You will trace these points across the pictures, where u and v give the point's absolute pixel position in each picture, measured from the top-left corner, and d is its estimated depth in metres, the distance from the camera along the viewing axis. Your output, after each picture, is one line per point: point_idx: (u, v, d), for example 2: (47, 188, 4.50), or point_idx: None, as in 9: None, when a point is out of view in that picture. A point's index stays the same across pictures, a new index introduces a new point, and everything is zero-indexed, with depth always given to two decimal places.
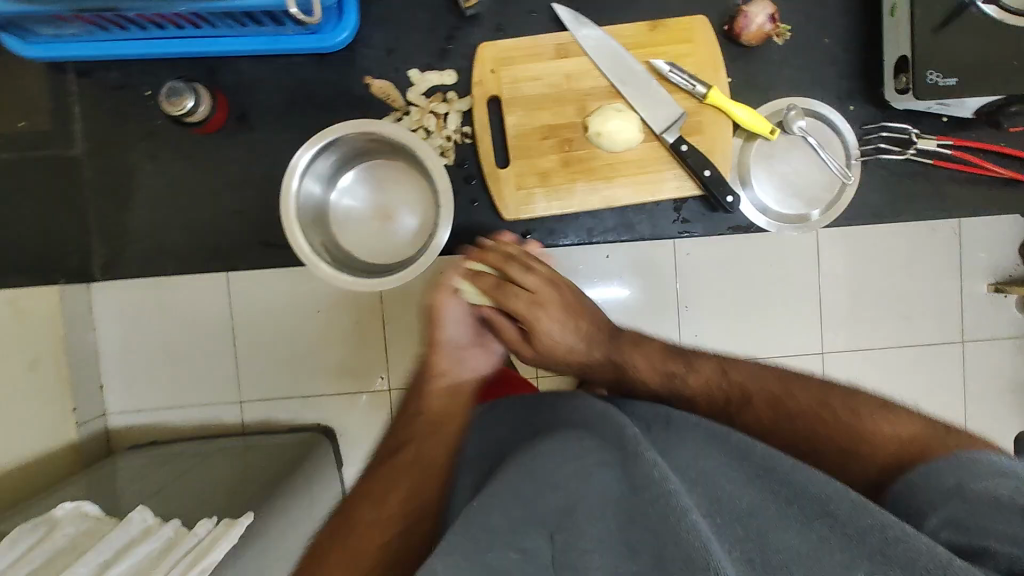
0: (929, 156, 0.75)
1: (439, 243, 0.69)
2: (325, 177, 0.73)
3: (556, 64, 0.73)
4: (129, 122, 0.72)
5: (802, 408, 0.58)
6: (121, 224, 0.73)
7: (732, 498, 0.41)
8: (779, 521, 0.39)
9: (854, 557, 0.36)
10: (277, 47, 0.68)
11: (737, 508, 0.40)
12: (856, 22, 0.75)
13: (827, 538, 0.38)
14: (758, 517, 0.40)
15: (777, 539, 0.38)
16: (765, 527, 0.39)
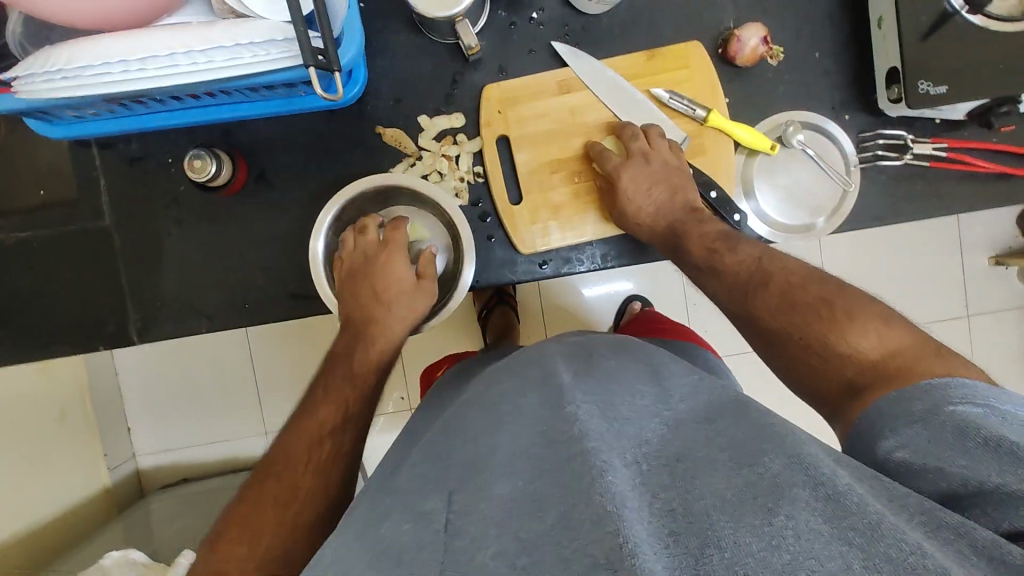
0: (926, 159, 0.78)
1: (462, 287, 0.72)
2: (346, 228, 0.76)
3: (560, 100, 0.75)
4: (152, 190, 0.75)
5: (804, 318, 0.62)
6: (151, 288, 0.76)
7: (681, 494, 0.41)
8: (722, 503, 0.40)
9: (772, 536, 0.37)
10: (291, 107, 0.70)
11: (680, 499, 0.41)
12: (845, 34, 0.77)
13: (762, 525, 0.37)
14: (706, 505, 0.40)
15: (720, 529, 0.38)
16: (712, 521, 0.38)
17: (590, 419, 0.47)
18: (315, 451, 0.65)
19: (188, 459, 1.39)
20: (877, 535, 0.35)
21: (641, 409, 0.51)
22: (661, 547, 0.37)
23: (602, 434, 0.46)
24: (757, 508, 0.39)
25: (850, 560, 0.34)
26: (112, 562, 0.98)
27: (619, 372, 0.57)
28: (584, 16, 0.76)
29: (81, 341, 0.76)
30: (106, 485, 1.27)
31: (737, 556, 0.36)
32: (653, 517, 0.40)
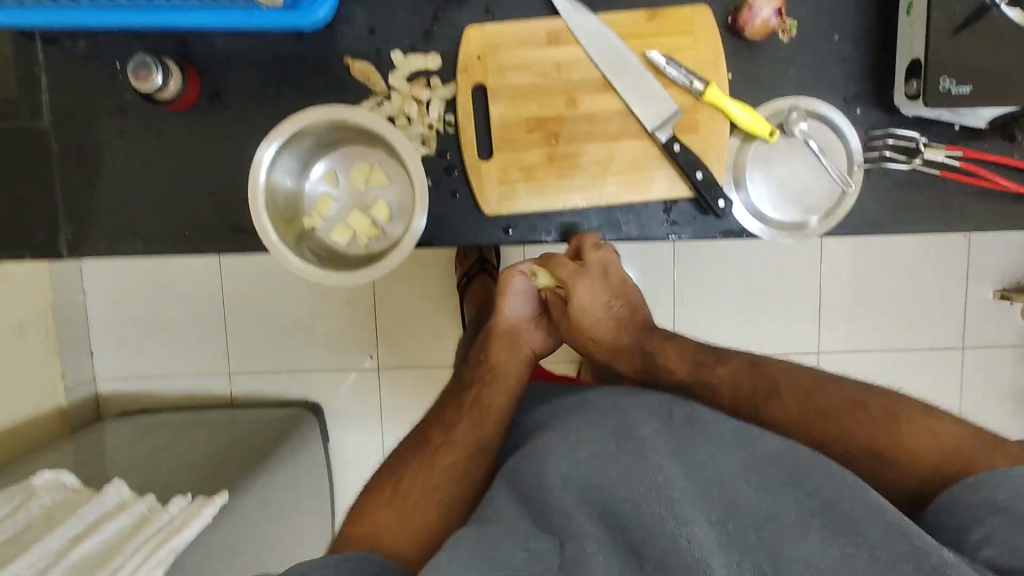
0: (936, 167, 0.71)
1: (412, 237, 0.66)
2: (297, 165, 0.70)
3: (546, 53, 0.69)
4: (97, 95, 0.69)
5: (846, 428, 0.57)
6: (87, 201, 0.71)
7: (775, 554, 0.46)
8: (817, 563, 0.44)
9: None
10: (244, 23, 0.63)
11: (771, 561, 0.45)
12: (869, 18, 0.70)
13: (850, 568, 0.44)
14: (801, 567, 0.44)
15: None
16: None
17: (669, 479, 0.50)
18: (433, 467, 0.63)
19: (148, 391, 1.34)
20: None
21: (719, 445, 0.53)
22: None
23: (681, 491, 0.49)
24: (851, 567, 0.44)
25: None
26: (41, 484, 0.95)
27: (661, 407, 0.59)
28: None
29: (10, 247, 0.71)
30: (61, 405, 1.25)
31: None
32: (752, 575, 0.45)
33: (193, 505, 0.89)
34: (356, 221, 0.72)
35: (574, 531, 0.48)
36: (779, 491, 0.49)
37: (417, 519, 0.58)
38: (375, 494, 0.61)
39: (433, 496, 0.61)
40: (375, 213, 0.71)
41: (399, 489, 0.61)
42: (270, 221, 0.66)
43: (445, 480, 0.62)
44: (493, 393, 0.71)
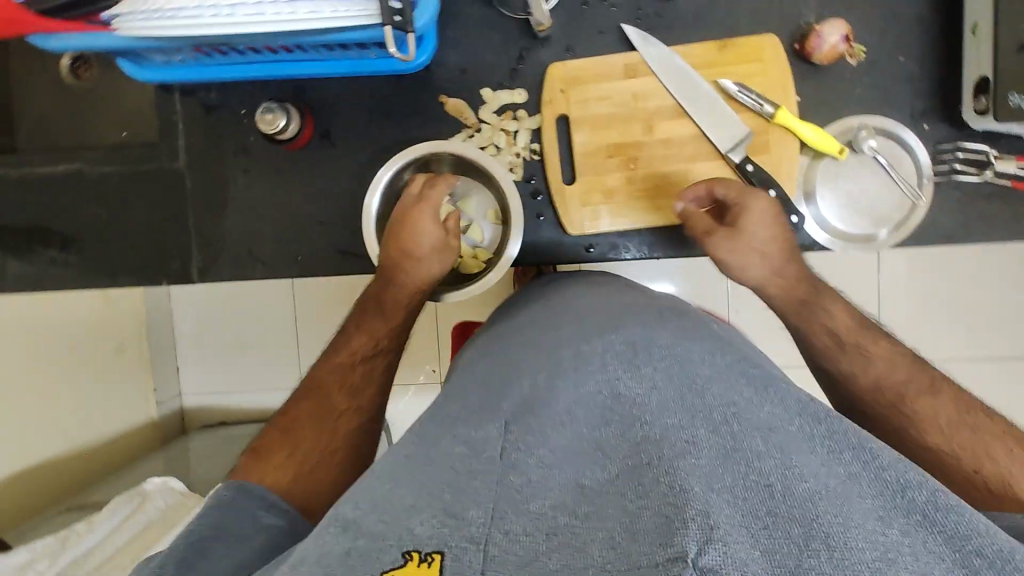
0: (1008, 178, 0.73)
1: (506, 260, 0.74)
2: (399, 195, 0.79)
3: (624, 84, 0.75)
4: (225, 137, 0.79)
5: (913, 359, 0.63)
6: (214, 231, 0.80)
7: (788, 471, 0.39)
8: (825, 491, 0.37)
9: (888, 548, 0.35)
10: (360, 70, 0.72)
11: (780, 475, 0.38)
12: (934, 39, 0.73)
13: (878, 534, 0.36)
14: (811, 489, 0.37)
15: (830, 525, 0.35)
16: (817, 511, 0.36)
17: (655, 393, 0.46)
18: (331, 415, 0.66)
19: (229, 405, 1.46)
20: (980, 562, 0.35)
21: (716, 367, 0.50)
22: (757, 527, 0.35)
23: (668, 403, 0.44)
24: (868, 513, 0.37)
25: None
26: (152, 488, 1.03)
27: (649, 327, 0.56)
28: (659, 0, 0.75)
29: (147, 273, 0.81)
30: (152, 417, 1.38)
31: (848, 559, 0.33)
32: (743, 493, 0.37)
33: None
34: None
35: (542, 435, 0.45)
36: (784, 419, 0.44)
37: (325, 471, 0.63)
38: (268, 452, 0.63)
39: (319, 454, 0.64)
40: (472, 236, 0.80)
41: (290, 445, 0.63)
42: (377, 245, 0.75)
43: (339, 434, 0.66)
44: (355, 372, 0.69)
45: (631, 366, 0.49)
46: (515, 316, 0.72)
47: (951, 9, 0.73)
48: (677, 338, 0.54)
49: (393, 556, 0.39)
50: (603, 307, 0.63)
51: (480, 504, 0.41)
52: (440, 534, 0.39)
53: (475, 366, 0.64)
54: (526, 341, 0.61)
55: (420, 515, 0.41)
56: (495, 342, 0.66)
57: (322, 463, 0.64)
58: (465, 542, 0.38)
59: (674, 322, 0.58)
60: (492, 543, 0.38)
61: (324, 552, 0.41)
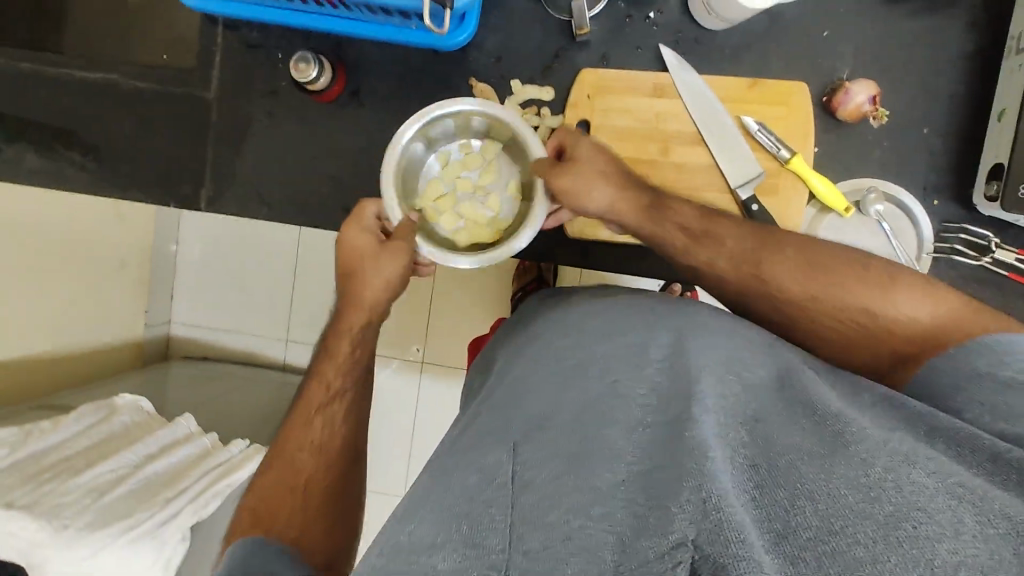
0: (1005, 268, 0.74)
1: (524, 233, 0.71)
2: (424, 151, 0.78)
3: (650, 102, 0.76)
4: (257, 78, 0.81)
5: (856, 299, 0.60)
6: (228, 166, 0.82)
7: (768, 450, 0.42)
8: (810, 455, 0.41)
9: (871, 487, 0.38)
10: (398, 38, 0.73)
11: (763, 454, 0.42)
12: (960, 118, 0.74)
13: (860, 477, 0.39)
14: (793, 459, 0.41)
15: (815, 484, 0.39)
16: (803, 475, 0.40)
17: (656, 395, 0.48)
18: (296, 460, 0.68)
19: (214, 341, 1.51)
20: (961, 490, 0.37)
21: (719, 359, 0.50)
22: (754, 501, 0.40)
23: (671, 398, 0.47)
24: (851, 461, 0.40)
25: (962, 514, 0.36)
26: (122, 403, 1.06)
27: (652, 328, 0.55)
28: (700, 28, 0.76)
29: (157, 193, 0.83)
30: (139, 338, 1.42)
31: (834, 509, 0.37)
32: (744, 471, 0.41)
33: (250, 449, 1.04)
34: (468, 210, 0.80)
35: (545, 446, 0.46)
36: (772, 409, 0.46)
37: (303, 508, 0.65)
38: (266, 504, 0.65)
39: (307, 501, 0.66)
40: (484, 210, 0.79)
41: (278, 510, 0.64)
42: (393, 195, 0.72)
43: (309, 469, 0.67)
44: (325, 411, 0.71)
45: (635, 368, 0.50)
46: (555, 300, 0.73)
47: (983, 92, 0.73)
48: (675, 332, 0.53)
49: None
50: (603, 313, 0.59)
51: (498, 532, 0.42)
52: (463, 567, 0.40)
53: (504, 362, 0.63)
54: (544, 331, 0.62)
55: (441, 552, 0.41)
56: (524, 339, 0.64)
57: (303, 518, 0.64)
58: (488, 570, 0.39)
59: (676, 318, 0.56)
60: (511, 563, 0.40)
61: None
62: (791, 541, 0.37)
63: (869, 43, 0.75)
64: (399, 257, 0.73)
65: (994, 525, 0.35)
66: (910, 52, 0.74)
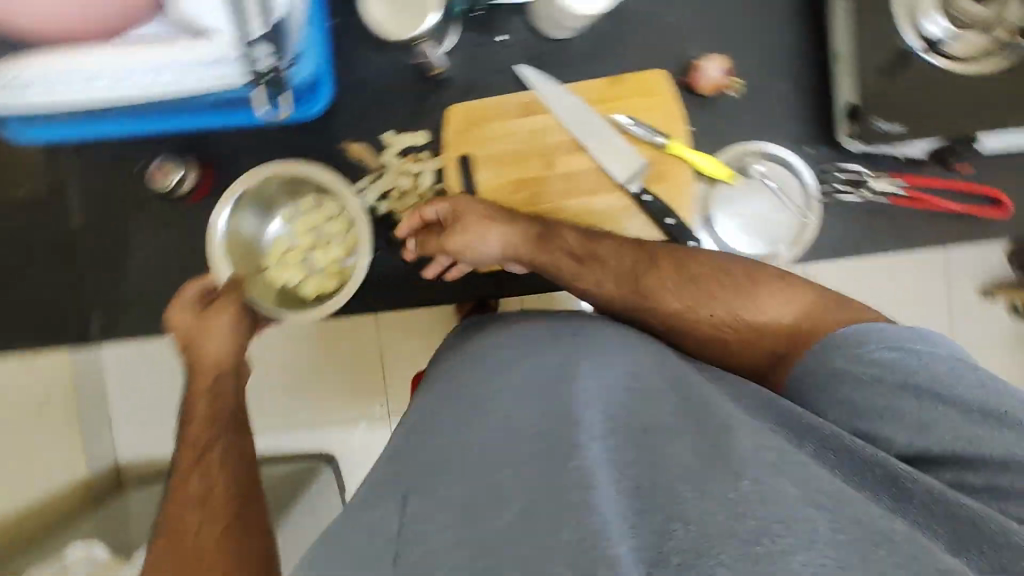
0: (885, 195, 0.78)
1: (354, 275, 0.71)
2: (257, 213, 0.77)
3: (523, 122, 0.77)
4: (119, 196, 0.77)
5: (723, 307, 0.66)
6: (114, 290, 0.77)
7: (655, 472, 0.47)
8: (693, 471, 0.46)
9: (739, 504, 0.43)
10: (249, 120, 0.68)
11: (650, 474, 0.47)
12: (808, 68, 0.78)
13: (730, 492, 0.44)
14: (676, 476, 0.46)
15: (690, 504, 0.43)
16: (681, 492, 0.44)
17: (545, 420, 0.52)
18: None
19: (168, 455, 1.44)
20: (822, 497, 0.44)
21: (603, 378, 0.56)
22: (633, 522, 0.43)
23: (555, 424, 0.51)
24: (729, 477, 0.45)
25: (818, 519, 0.42)
26: (74, 560, 1.02)
27: (544, 352, 0.62)
28: (550, 40, 0.77)
29: (44, 337, 0.78)
30: (85, 476, 1.33)
31: (702, 529, 0.41)
32: (628, 495, 0.45)
33: None
34: (315, 265, 0.77)
35: (444, 496, 0.50)
36: (669, 419, 0.52)
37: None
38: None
39: None
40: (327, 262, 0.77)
41: None
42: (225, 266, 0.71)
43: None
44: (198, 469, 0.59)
45: (527, 399, 0.55)
46: (474, 341, 0.72)
47: (821, 39, 0.78)
48: (566, 357, 0.60)
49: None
50: (516, 345, 0.65)
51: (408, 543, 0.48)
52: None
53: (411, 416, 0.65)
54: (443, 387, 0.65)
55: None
56: (430, 388, 0.67)
57: None
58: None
59: (568, 345, 0.63)
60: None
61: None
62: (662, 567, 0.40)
63: (708, 18, 0.78)
64: (225, 308, 0.68)
65: (844, 529, 0.41)
66: (747, 17, 0.78)
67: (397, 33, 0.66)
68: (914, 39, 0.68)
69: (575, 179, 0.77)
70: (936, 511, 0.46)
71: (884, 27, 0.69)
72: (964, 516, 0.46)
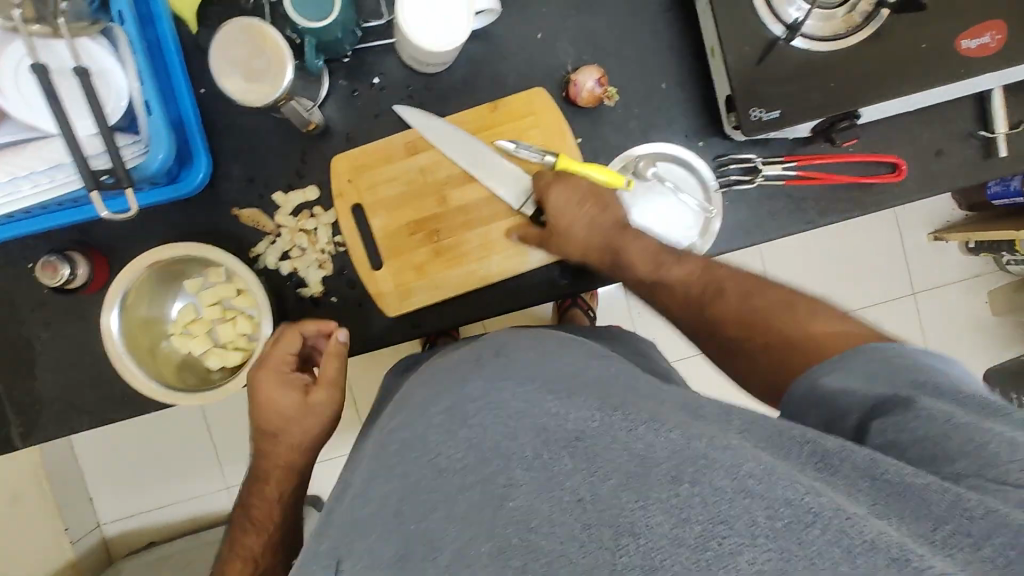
0: (778, 179, 0.77)
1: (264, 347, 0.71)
2: (154, 295, 0.74)
3: (408, 162, 0.76)
4: (17, 296, 0.76)
5: (776, 321, 0.61)
6: (29, 391, 0.76)
7: (592, 478, 0.39)
8: (627, 482, 0.38)
9: (681, 509, 0.37)
10: None
11: (586, 484, 0.39)
12: (688, 63, 0.77)
13: (671, 498, 0.37)
14: (614, 486, 0.39)
15: (632, 515, 0.37)
16: (622, 505, 0.38)
17: (471, 451, 0.42)
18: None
19: (155, 521, 1.44)
20: (753, 482, 0.37)
21: (522, 389, 0.45)
22: (575, 547, 0.37)
23: (483, 456, 0.42)
24: (662, 480, 0.38)
25: (755, 515, 0.35)
26: None
27: (460, 381, 0.49)
28: (426, 75, 0.76)
29: None
30: (72, 557, 1.32)
31: (653, 543, 0.36)
32: (562, 518, 0.38)
33: None
34: (224, 337, 0.77)
35: (368, 553, 0.40)
36: (589, 417, 0.42)
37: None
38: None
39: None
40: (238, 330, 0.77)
41: None
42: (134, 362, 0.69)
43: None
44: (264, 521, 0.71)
45: (442, 430, 0.44)
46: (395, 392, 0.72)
47: (696, 32, 0.77)
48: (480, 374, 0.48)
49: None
50: (427, 381, 0.53)
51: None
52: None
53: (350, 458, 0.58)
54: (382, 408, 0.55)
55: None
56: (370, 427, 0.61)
57: None
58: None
59: (489, 363, 0.49)
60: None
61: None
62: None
63: (581, 29, 0.77)
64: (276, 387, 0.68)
65: (781, 516, 0.35)
66: (619, 22, 0.77)
67: (253, 101, 0.64)
68: (776, 26, 0.68)
69: (470, 211, 0.76)
70: (866, 474, 0.39)
71: (746, 16, 0.68)
72: (897, 480, 0.39)
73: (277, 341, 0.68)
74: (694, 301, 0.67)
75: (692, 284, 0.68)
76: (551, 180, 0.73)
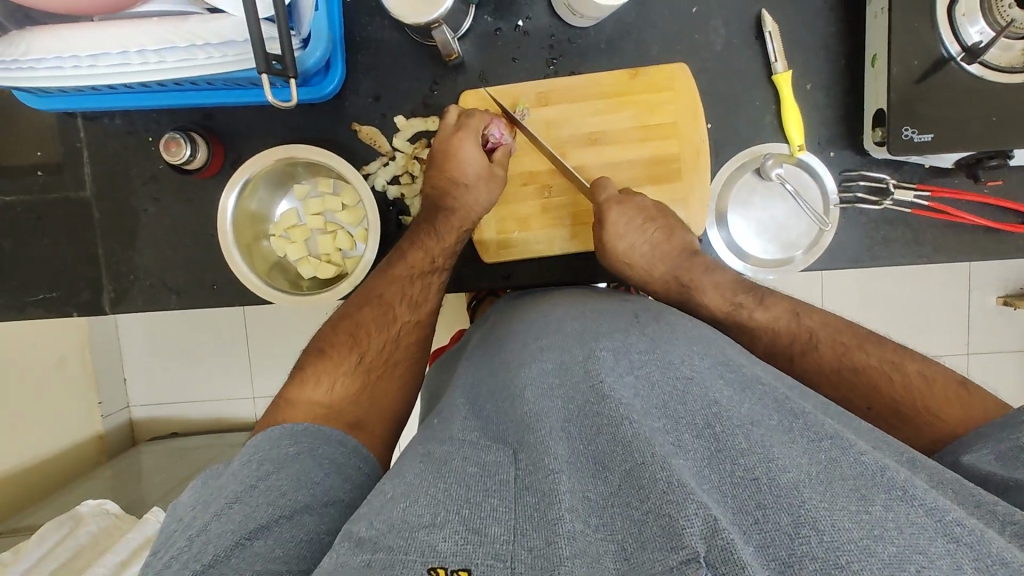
0: (907, 206, 0.75)
1: (363, 269, 0.72)
2: (269, 192, 0.76)
3: (538, 112, 0.74)
4: (133, 166, 0.77)
5: (879, 379, 0.60)
6: (126, 261, 0.78)
7: (770, 466, 0.41)
8: (808, 479, 0.40)
9: (875, 525, 0.37)
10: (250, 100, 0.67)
11: (764, 468, 0.40)
12: (840, 68, 0.75)
13: (861, 512, 0.37)
14: (794, 479, 0.40)
15: (817, 512, 0.37)
16: (805, 500, 0.38)
17: (638, 399, 0.47)
18: (393, 323, 0.69)
19: (177, 416, 1.45)
20: (960, 531, 0.36)
21: (698, 366, 0.51)
22: (749, 525, 0.38)
23: (648, 411, 0.46)
24: (850, 494, 0.39)
25: (959, 560, 0.35)
26: (86, 510, 1.05)
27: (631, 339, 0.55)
28: (571, 28, 0.75)
29: (58, 305, 0.79)
30: (100, 431, 1.35)
31: (838, 543, 0.36)
32: (731, 490, 0.40)
33: None
34: (322, 249, 0.77)
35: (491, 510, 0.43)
36: (763, 416, 0.46)
37: (372, 428, 0.62)
38: (334, 352, 0.65)
39: (374, 349, 0.67)
40: (336, 244, 0.77)
41: (356, 353, 0.66)
42: (238, 250, 0.72)
43: (381, 392, 0.65)
44: (410, 285, 0.70)
45: (614, 372, 0.50)
46: (491, 327, 0.72)
47: (855, 38, 0.74)
48: (653, 341, 0.54)
49: (417, 571, 0.39)
50: (581, 318, 0.61)
51: (500, 521, 0.43)
52: (464, 550, 0.41)
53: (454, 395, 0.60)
54: (518, 345, 0.61)
55: (441, 530, 0.42)
56: (491, 356, 0.63)
57: (378, 365, 0.66)
58: (492, 559, 0.40)
59: (654, 328, 0.58)
60: (516, 560, 0.40)
61: (339, 564, 0.41)
62: (796, 572, 0.35)
63: (737, 11, 0.75)
64: (466, 144, 0.71)
65: (993, 571, 0.34)
66: (778, 13, 0.75)
67: (411, 18, 0.63)
68: (953, 45, 0.65)
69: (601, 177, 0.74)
70: None
71: (922, 32, 0.66)
72: None
73: (466, 117, 0.72)
74: (787, 355, 0.65)
75: (781, 330, 0.66)
76: (614, 199, 0.70)
